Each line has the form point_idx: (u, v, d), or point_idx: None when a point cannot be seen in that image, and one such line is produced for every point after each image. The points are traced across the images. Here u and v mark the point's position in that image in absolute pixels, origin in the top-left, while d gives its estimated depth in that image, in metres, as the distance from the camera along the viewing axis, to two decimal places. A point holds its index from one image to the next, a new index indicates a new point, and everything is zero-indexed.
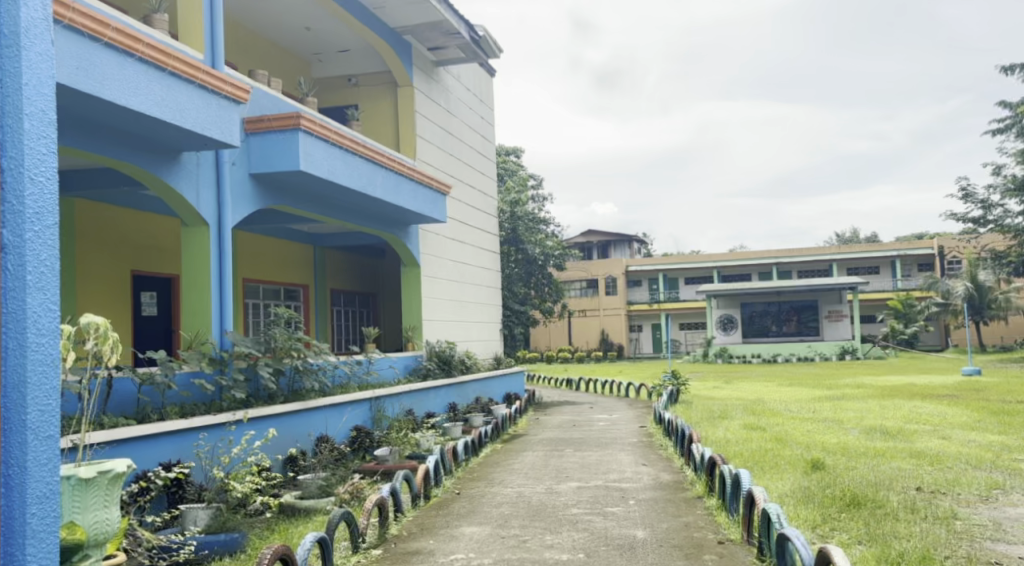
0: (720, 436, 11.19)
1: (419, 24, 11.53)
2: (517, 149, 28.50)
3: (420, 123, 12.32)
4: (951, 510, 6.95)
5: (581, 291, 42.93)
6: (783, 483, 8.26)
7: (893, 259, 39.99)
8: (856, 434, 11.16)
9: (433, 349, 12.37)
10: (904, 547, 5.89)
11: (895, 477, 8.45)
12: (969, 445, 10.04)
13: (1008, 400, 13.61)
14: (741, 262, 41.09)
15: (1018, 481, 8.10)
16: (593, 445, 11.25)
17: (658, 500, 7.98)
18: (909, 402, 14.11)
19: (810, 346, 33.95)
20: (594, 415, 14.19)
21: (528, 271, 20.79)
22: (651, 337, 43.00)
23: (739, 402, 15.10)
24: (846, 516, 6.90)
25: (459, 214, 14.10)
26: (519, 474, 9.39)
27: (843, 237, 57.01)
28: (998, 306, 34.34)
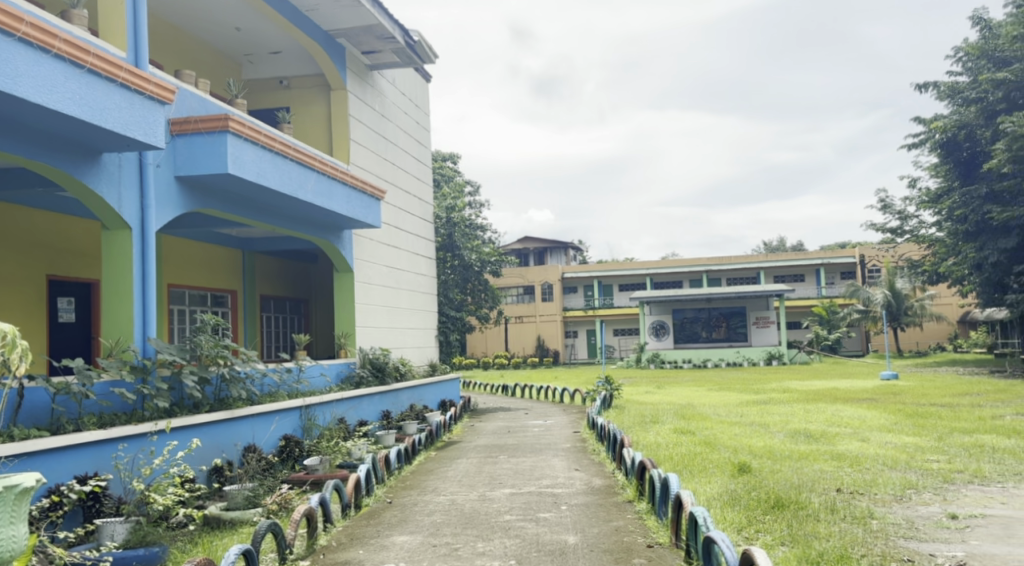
0: (652, 440, 11.37)
1: (352, 27, 11.42)
2: (454, 155, 28.50)
3: (354, 127, 12.18)
4: (868, 511, 7.22)
5: (517, 297, 43.19)
6: (710, 486, 8.44)
7: (817, 268, 41.42)
8: (781, 437, 11.49)
9: (366, 356, 12.21)
10: (823, 546, 6.09)
11: (817, 478, 8.73)
12: (885, 447, 10.46)
13: (923, 403, 14.24)
14: (673, 269, 41.93)
15: (930, 480, 8.47)
16: (526, 451, 11.28)
17: (589, 505, 8.06)
18: (831, 406, 14.61)
19: (738, 351, 34.87)
20: (529, 421, 14.23)
21: (464, 276, 20.84)
22: (586, 342, 43.44)
23: (669, 406, 15.36)
24: (771, 518, 7.09)
25: (393, 219, 13.98)
26: (452, 482, 9.35)
27: (772, 246, 58.63)
28: (913, 312, 35.93)
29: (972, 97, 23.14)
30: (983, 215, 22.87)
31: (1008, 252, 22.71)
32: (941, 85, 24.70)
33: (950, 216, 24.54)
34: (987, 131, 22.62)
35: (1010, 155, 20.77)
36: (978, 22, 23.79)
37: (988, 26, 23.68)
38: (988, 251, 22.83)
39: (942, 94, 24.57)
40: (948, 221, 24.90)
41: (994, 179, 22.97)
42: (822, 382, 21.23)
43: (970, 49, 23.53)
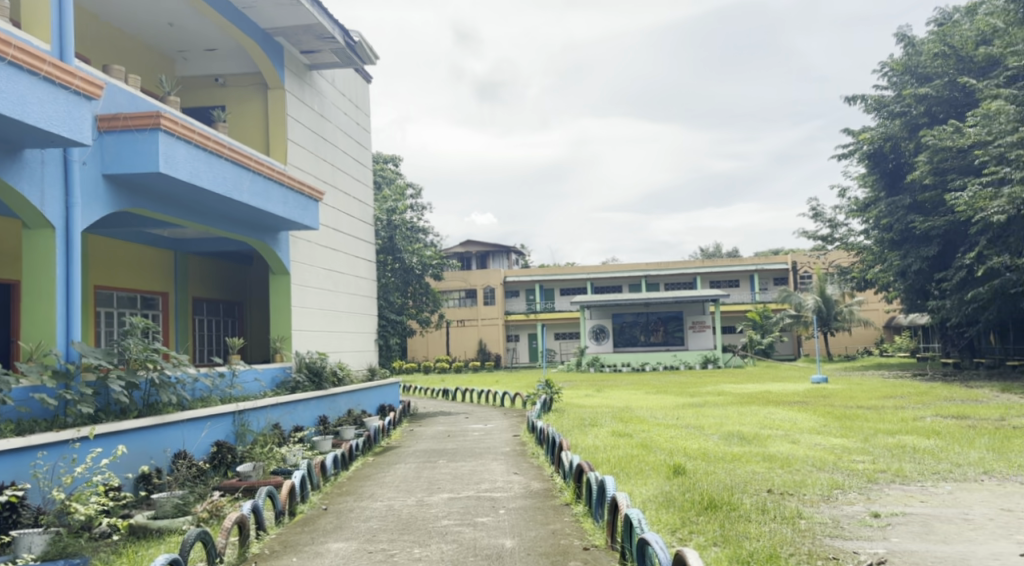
0: (589, 443, 11.48)
1: (290, 26, 11.24)
2: (395, 157, 28.31)
3: (292, 127, 11.97)
4: (796, 510, 7.42)
5: (459, 300, 43.12)
6: (646, 488, 8.56)
7: (751, 274, 42.49)
8: (715, 439, 11.73)
9: (302, 360, 12.01)
10: (753, 546, 6.23)
11: (749, 480, 8.94)
12: (814, 448, 10.77)
13: (849, 405, 14.72)
14: (613, 274, 42.48)
15: (856, 480, 8.77)
16: (466, 456, 11.25)
17: (527, 508, 8.09)
18: (763, 408, 14.97)
19: (675, 355, 35.48)
20: (469, 425, 14.22)
21: (405, 279, 20.58)
22: (527, 346, 43.60)
23: (608, 409, 15.55)
24: (704, 519, 7.22)
25: (332, 221, 13.80)
26: (390, 487, 9.26)
27: (708, 252, 59.78)
28: (842, 317, 37.10)
29: (897, 111, 24.08)
30: (907, 224, 23.81)
31: (930, 260, 23.67)
32: (868, 98, 25.61)
33: (877, 225, 25.44)
34: (911, 144, 23.53)
35: (931, 167, 21.67)
36: (902, 39, 24.76)
37: (911, 43, 24.66)
38: (912, 258, 23.76)
39: (869, 107, 25.46)
40: (875, 230, 25.82)
41: (917, 189, 23.94)
42: (754, 385, 21.76)
43: (894, 64, 24.46)
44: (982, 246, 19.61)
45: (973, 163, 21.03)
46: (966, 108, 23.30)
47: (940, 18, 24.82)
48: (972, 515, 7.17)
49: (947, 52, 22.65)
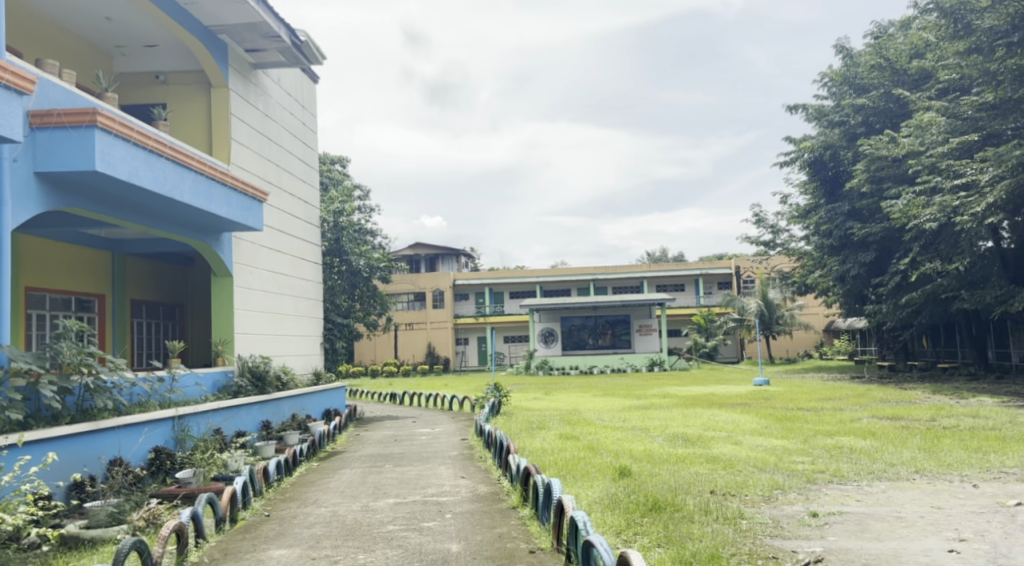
0: (537, 446, 11.52)
1: (235, 24, 11.03)
2: (343, 158, 27.99)
3: (235, 126, 11.76)
4: (738, 511, 7.56)
5: (408, 303, 42.86)
6: (592, 491, 8.62)
7: (696, 278, 43.23)
8: (660, 441, 11.89)
9: (245, 364, 11.76)
10: (696, 547, 6.33)
11: (692, 481, 9.07)
12: (756, 449, 10.99)
13: (790, 407, 15.08)
14: (562, 277, 42.78)
15: (796, 481, 8.97)
16: (413, 460, 11.17)
17: (474, 512, 8.08)
18: (708, 410, 15.23)
19: (622, 358, 35.84)
20: (416, 429, 14.13)
21: (352, 282, 20.33)
22: (476, 350, 43.55)
23: (556, 412, 15.60)
24: (648, 521, 7.31)
25: (276, 222, 13.56)
26: (335, 493, 9.13)
27: (655, 256, 60.59)
28: (784, 321, 37.96)
29: (836, 120, 24.75)
30: (846, 230, 24.52)
31: (867, 265, 24.42)
32: (809, 107, 26.29)
33: (817, 231, 26.14)
34: (850, 154, 24.25)
35: (869, 175, 22.38)
36: (841, 51, 25.50)
37: (850, 55, 25.42)
38: (851, 264, 24.48)
39: (810, 116, 26.13)
40: (815, 236, 26.53)
41: (855, 197, 24.67)
42: (699, 387, 22.16)
43: (834, 75, 25.19)
44: (916, 252, 20.28)
45: (906, 173, 21.75)
46: (901, 118, 24.08)
47: (876, 32, 25.64)
48: (905, 513, 7.40)
49: (883, 65, 23.41)
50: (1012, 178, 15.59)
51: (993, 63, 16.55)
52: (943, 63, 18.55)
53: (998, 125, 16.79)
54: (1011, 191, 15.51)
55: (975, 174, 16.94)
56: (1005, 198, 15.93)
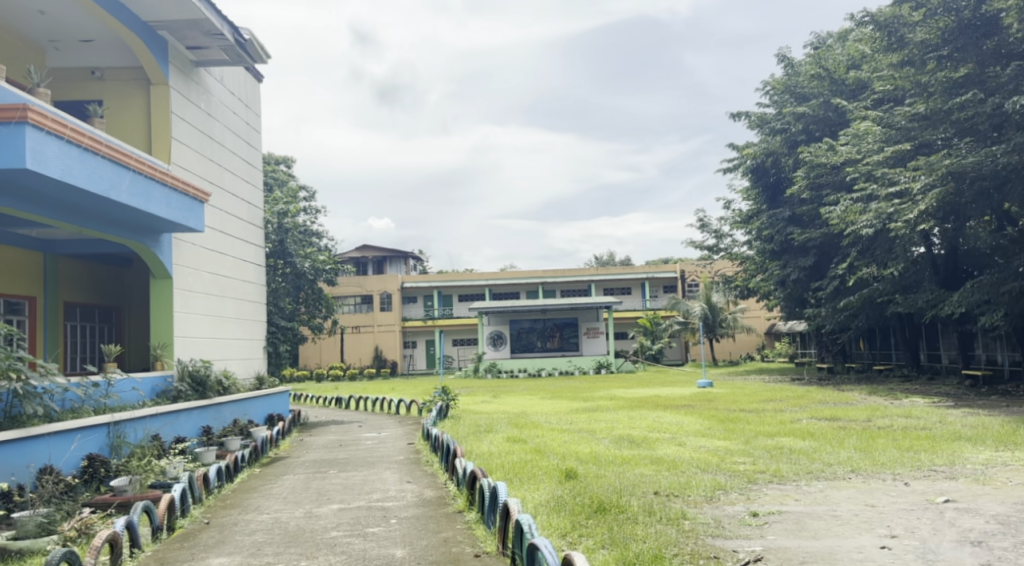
0: (484, 450, 11.50)
1: (175, 20, 10.76)
2: (288, 159, 27.60)
3: (176, 124, 11.48)
4: (681, 512, 7.67)
5: (354, 306, 42.39)
6: (538, 493, 8.64)
7: (643, 281, 43.82)
8: (606, 443, 12.00)
9: (185, 368, 11.49)
10: (640, 547, 6.40)
11: (636, 482, 9.18)
12: (699, 450, 11.19)
13: (732, 409, 15.39)
14: (510, 280, 42.96)
15: (737, 482, 9.15)
16: (358, 465, 11.04)
17: (419, 517, 8.02)
18: (653, 413, 15.41)
19: (570, 361, 36.04)
20: (362, 434, 13.97)
21: (296, 285, 20.06)
22: (424, 353, 43.33)
23: (504, 415, 15.60)
24: (593, 523, 7.36)
25: (218, 224, 13.27)
26: (278, 499, 8.97)
27: (602, 259, 61.20)
28: (727, 324, 38.69)
29: (778, 128, 25.34)
30: (786, 235, 25.13)
31: (807, 270, 25.08)
32: (752, 115, 26.87)
33: (759, 236, 26.73)
34: (790, 161, 24.86)
35: (809, 182, 23.02)
36: (782, 60, 26.15)
37: (791, 64, 26.09)
38: (791, 268, 25.17)
39: (753, 123, 26.68)
40: (757, 241, 27.12)
41: (796, 203, 25.32)
42: (643, 388, 23.36)
43: (776, 84, 25.86)
44: (854, 257, 20.90)
45: (844, 180, 22.39)
46: (840, 127, 24.60)
47: (816, 42, 26.37)
48: (840, 511, 7.61)
49: (822, 74, 24.12)
50: (942, 186, 16.13)
51: (925, 75, 17.23)
52: (879, 75, 19.19)
53: (929, 135, 17.14)
54: (942, 199, 16.06)
55: (908, 182, 17.52)
56: (936, 206, 16.52)
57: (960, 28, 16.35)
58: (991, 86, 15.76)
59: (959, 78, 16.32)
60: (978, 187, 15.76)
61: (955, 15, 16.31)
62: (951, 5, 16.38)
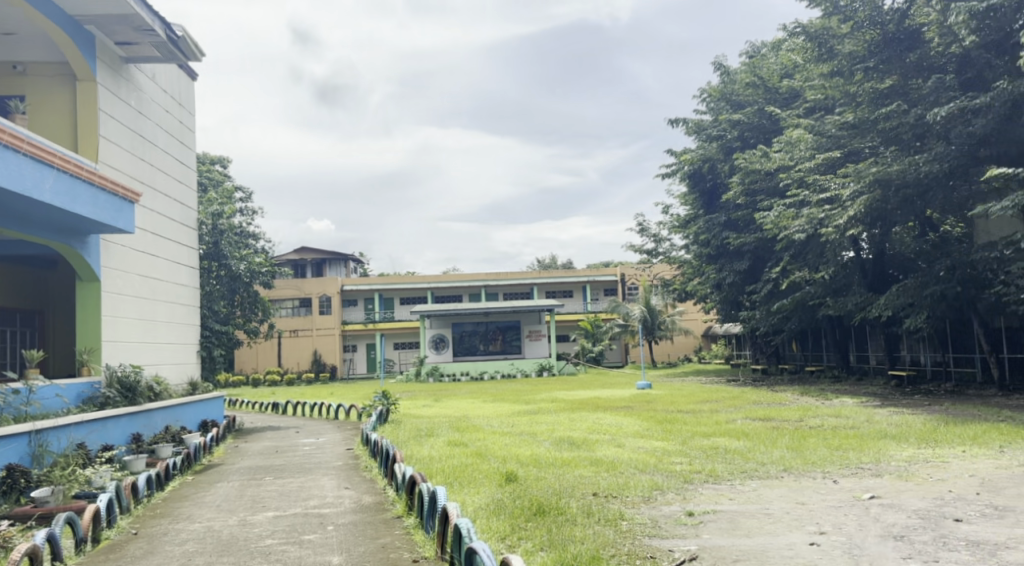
0: (424, 454, 11.43)
1: (104, 15, 10.42)
2: (224, 159, 27.01)
3: (103, 122, 11.10)
4: (619, 513, 7.76)
5: (292, 310, 41.65)
6: (478, 497, 8.61)
7: (584, 284, 44.29)
8: (547, 445, 12.06)
9: (113, 374, 11.12)
10: (578, 549, 6.45)
11: (576, 484, 9.25)
12: (637, 451, 11.33)
13: (670, 409, 15.65)
14: (452, 283, 42.91)
15: (674, 482, 9.29)
16: (294, 472, 10.84)
17: (357, 523, 7.92)
18: (593, 415, 15.55)
19: (512, 364, 36.08)
20: (299, 440, 13.74)
21: (231, 288, 19.57)
22: (364, 356, 42.84)
23: (445, 419, 15.53)
24: (532, 525, 7.38)
25: (149, 225, 12.89)
26: (210, 508, 8.74)
27: (545, 262, 61.68)
28: (666, 327, 39.29)
29: (714, 135, 25.92)
30: (722, 240, 25.67)
31: (742, 273, 25.70)
32: (689, 122, 27.40)
33: (696, 240, 27.26)
34: (726, 167, 25.46)
35: (744, 188, 23.61)
36: (718, 68, 26.75)
37: (727, 72, 26.73)
38: (726, 272, 25.79)
39: (690, 130, 27.22)
40: (695, 246, 27.66)
41: (731, 208, 25.91)
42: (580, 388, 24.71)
43: (713, 91, 26.41)
44: (787, 261, 21.53)
45: (777, 186, 23.04)
46: (774, 135, 25.27)
47: (750, 52, 27.05)
48: (772, 510, 7.79)
49: (757, 83, 24.82)
50: (869, 193, 16.69)
51: (853, 85, 17.84)
52: (810, 84, 19.80)
53: (857, 144, 17.82)
54: (869, 206, 16.61)
55: (838, 189, 18.08)
56: (864, 213, 17.09)
57: (885, 41, 17.04)
58: (914, 97, 16.43)
59: (885, 89, 16.95)
60: (902, 195, 16.31)
61: (880, 28, 17.02)
62: (877, 18, 17.07)
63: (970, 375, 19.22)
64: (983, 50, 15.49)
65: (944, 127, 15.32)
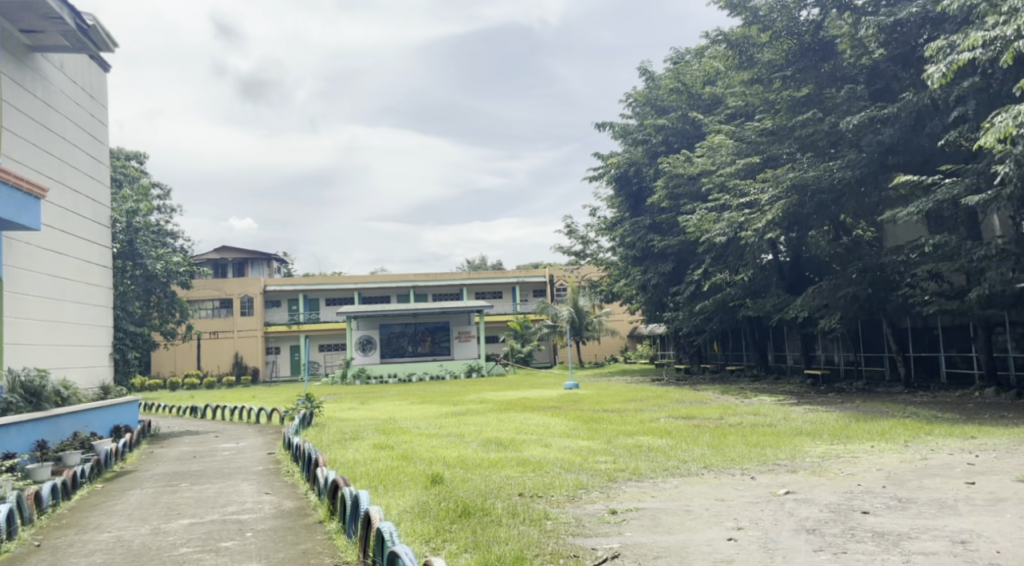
0: (349, 457, 11.25)
1: None
2: (139, 154, 26.03)
3: (6, 114, 10.56)
4: (544, 512, 7.79)
5: (212, 311, 40.45)
6: (402, 500, 8.52)
7: (513, 285, 44.49)
8: (474, 446, 12.05)
9: (17, 379, 10.56)
10: (501, 550, 6.45)
11: (501, 485, 9.26)
12: (564, 451, 11.42)
13: (597, 409, 15.85)
14: (380, 284, 42.49)
15: (598, 480, 9.40)
16: (212, 477, 10.52)
17: (277, 529, 7.73)
18: (521, 415, 15.61)
19: (441, 366, 35.92)
20: (219, 445, 13.33)
21: (147, 288, 18.87)
22: (288, 359, 42.01)
23: (370, 422, 15.33)
24: (457, 527, 7.34)
25: (57, 222, 12.32)
26: (121, 516, 8.39)
27: (475, 263, 61.69)
28: (593, 327, 39.78)
29: (639, 139, 26.40)
30: (647, 242, 26.17)
31: (666, 275, 26.22)
32: (615, 126, 27.78)
33: (622, 242, 27.68)
34: (651, 171, 26.01)
35: (668, 192, 24.11)
36: (644, 73, 27.23)
37: (652, 78, 27.23)
38: (651, 274, 26.30)
39: (616, 134, 27.62)
40: (621, 248, 28.06)
41: (656, 211, 26.45)
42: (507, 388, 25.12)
43: (638, 95, 26.85)
44: (709, 264, 22.12)
45: (700, 190, 23.60)
46: (697, 140, 25.90)
47: (674, 57, 27.64)
48: (692, 506, 7.97)
49: (681, 88, 25.37)
50: (786, 198, 17.29)
51: (772, 93, 18.47)
52: (732, 91, 20.32)
53: (774, 149, 18.29)
54: (786, 210, 17.19)
55: (757, 193, 18.67)
56: (781, 217, 17.67)
57: (801, 51, 17.77)
58: (828, 106, 16.98)
59: (802, 97, 17.57)
60: (818, 200, 16.93)
61: (797, 38, 17.66)
62: (793, 29, 17.62)
63: (880, 373, 20.09)
64: (891, 63, 16.25)
65: (856, 136, 15.99)
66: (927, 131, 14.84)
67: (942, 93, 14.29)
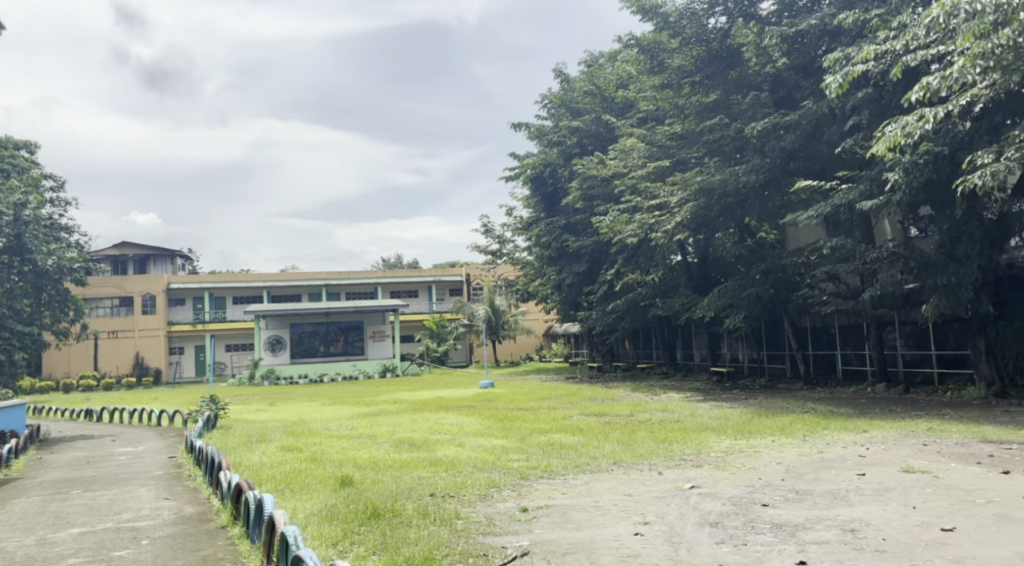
0: (255, 460, 10.92)
1: None
2: (31, 144, 24.59)
3: None
4: (454, 512, 7.72)
5: (111, 309, 38.57)
6: (310, 503, 8.32)
7: (429, 284, 44.29)
8: (386, 447, 11.89)
9: None
10: (409, 551, 6.37)
11: (413, 485, 9.15)
12: (476, 450, 11.39)
13: (510, 408, 15.89)
14: (292, 282, 41.57)
15: (510, 479, 9.42)
16: (107, 483, 10.01)
17: (175, 535, 7.42)
18: (435, 414, 15.50)
19: (354, 365, 35.40)
20: (116, 449, 12.71)
21: (37, 284, 17.74)
22: (194, 359, 40.56)
23: (278, 424, 14.94)
24: (366, 529, 7.21)
25: None
26: (4, 527, 7.88)
27: (390, 262, 61.06)
28: (509, 326, 39.97)
29: (554, 140, 26.73)
30: (562, 242, 26.49)
31: (580, 275, 26.61)
32: (531, 126, 28.00)
33: (538, 243, 27.91)
34: (565, 172, 26.36)
35: (582, 193, 24.44)
36: (559, 75, 27.52)
37: (567, 79, 27.53)
38: (566, 274, 26.61)
39: (531, 134, 27.86)
40: (536, 247, 28.28)
41: (571, 212, 26.82)
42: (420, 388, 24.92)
43: (553, 97, 27.18)
44: (620, 263, 22.56)
45: (613, 192, 24.03)
46: (610, 143, 26.33)
47: (589, 61, 28.09)
48: (601, 502, 8.08)
49: (594, 91, 25.79)
50: (695, 201, 17.80)
51: (682, 99, 18.83)
52: (643, 95, 20.44)
53: (684, 153, 19.03)
54: (694, 212, 17.71)
55: (666, 196, 19.14)
56: (689, 218, 18.18)
57: (708, 58, 18.14)
58: (734, 112, 17.50)
59: (710, 102, 18.20)
60: (724, 203, 17.50)
61: (706, 45, 18.05)
62: (702, 36, 18.08)
63: (781, 370, 20.90)
64: (792, 72, 16.98)
65: (760, 141, 16.60)
66: (824, 138, 15.48)
67: (839, 103, 14.98)
